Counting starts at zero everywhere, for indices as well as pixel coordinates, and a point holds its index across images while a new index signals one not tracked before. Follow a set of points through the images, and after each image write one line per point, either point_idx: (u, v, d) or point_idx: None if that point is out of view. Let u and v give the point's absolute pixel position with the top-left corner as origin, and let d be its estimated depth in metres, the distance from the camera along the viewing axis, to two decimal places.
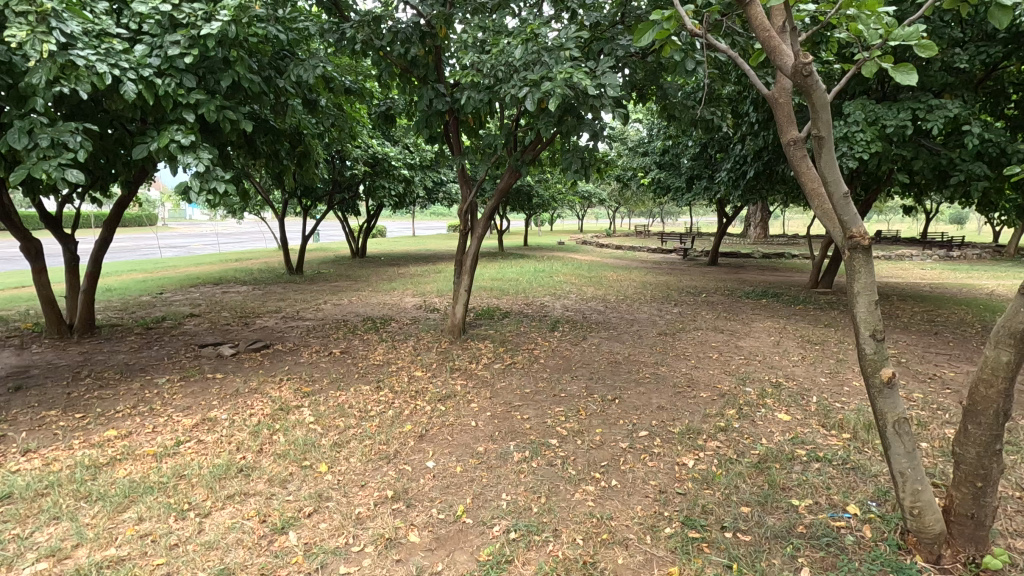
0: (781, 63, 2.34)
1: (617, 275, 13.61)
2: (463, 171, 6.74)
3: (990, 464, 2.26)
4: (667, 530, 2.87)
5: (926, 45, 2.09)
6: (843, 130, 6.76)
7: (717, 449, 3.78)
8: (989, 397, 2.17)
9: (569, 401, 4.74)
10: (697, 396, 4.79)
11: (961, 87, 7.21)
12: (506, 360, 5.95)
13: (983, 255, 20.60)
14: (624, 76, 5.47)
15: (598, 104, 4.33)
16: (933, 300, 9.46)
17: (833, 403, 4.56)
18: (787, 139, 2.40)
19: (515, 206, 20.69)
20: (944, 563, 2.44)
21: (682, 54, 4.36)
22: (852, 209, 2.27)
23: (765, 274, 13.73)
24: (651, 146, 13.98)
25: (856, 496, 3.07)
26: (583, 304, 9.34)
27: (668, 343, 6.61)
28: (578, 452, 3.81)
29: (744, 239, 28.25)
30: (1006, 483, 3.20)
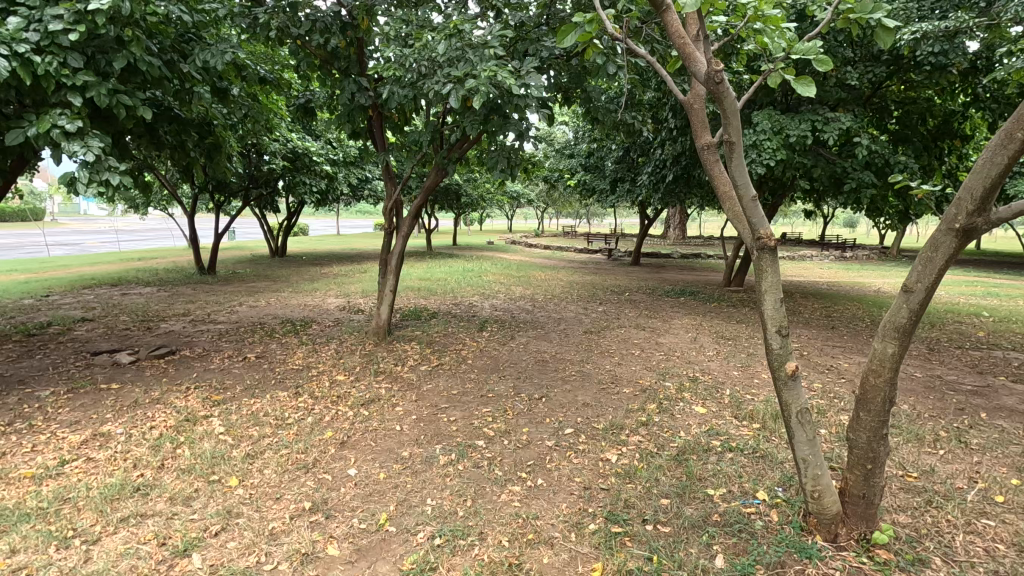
0: (695, 70, 2.42)
1: (545, 274, 13.78)
2: (388, 168, 6.54)
3: (878, 447, 2.46)
4: (591, 526, 2.90)
5: (823, 60, 2.23)
6: (753, 138, 7.21)
7: (639, 443, 3.90)
8: (878, 385, 2.36)
9: (496, 401, 4.72)
10: (620, 392, 4.91)
11: (853, 102, 7.88)
12: (434, 361, 5.85)
13: (871, 255, 22.83)
14: (548, 77, 5.54)
15: (523, 103, 4.33)
16: (830, 298, 10.30)
17: (745, 395, 4.84)
18: (702, 144, 2.50)
19: (444, 205, 20.45)
20: (841, 541, 2.62)
21: (604, 58, 4.45)
22: (760, 212, 2.39)
23: (684, 275, 14.45)
24: (578, 149, 14.23)
25: (765, 483, 3.26)
26: (511, 304, 9.39)
27: (594, 341, 6.75)
28: (505, 452, 3.80)
29: (663, 239, 29.73)
30: (891, 463, 3.52)
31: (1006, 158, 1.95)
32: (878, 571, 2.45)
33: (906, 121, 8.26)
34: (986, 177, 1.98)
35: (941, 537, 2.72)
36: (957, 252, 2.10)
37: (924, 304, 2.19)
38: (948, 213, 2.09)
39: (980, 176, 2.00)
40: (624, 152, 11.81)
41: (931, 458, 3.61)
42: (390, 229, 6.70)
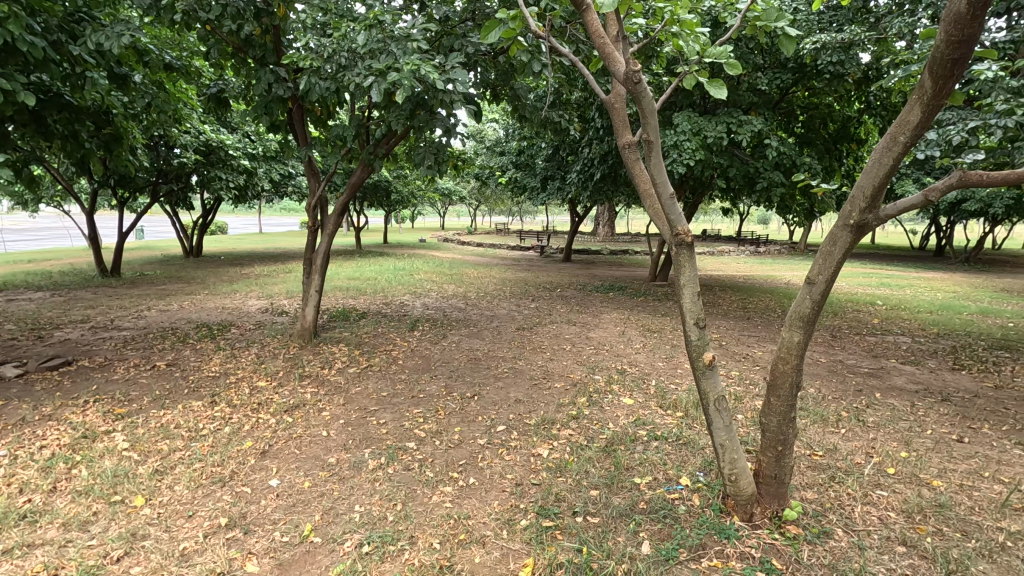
0: (615, 70, 2.47)
1: (478, 272, 13.75)
2: (311, 163, 6.26)
3: (787, 430, 2.63)
4: (523, 521, 2.92)
5: (733, 64, 2.34)
6: (674, 138, 7.52)
7: (570, 436, 3.96)
8: (785, 371, 2.52)
9: (427, 401, 4.65)
10: (551, 387, 4.97)
11: (763, 106, 8.39)
12: (363, 363, 5.68)
13: (782, 250, 24.51)
14: (475, 73, 5.50)
15: (448, 98, 4.27)
16: (746, 290, 10.95)
17: (669, 385, 5.06)
18: (623, 143, 2.56)
19: (373, 202, 19.92)
20: (756, 520, 2.77)
21: (528, 56, 4.46)
22: (677, 209, 2.48)
23: (613, 271, 14.84)
24: (508, 147, 14.28)
25: (687, 469, 3.40)
26: (443, 302, 9.30)
27: (526, 337, 6.81)
28: (436, 453, 3.74)
29: (593, 236, 30.39)
30: (799, 443, 3.78)
31: (891, 159, 2.10)
32: (788, 545, 2.61)
33: (809, 125, 8.90)
34: (875, 177, 2.14)
35: (842, 509, 2.94)
36: (852, 246, 2.28)
37: (825, 294, 2.35)
38: (844, 210, 2.25)
39: (870, 176, 2.15)
40: (553, 150, 11.97)
41: (833, 437, 3.91)
42: (314, 227, 6.43)
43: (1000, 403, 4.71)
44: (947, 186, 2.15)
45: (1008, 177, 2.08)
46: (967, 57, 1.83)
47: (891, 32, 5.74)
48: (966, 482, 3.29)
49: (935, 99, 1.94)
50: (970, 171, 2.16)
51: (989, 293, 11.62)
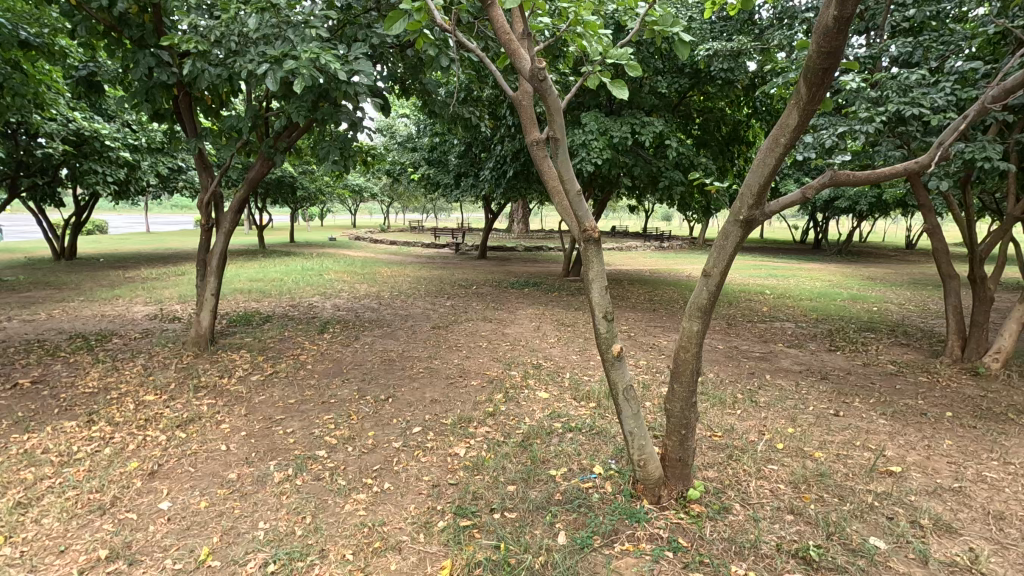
0: (521, 66, 2.47)
1: (392, 271, 13.41)
2: (202, 156, 5.77)
3: (690, 414, 2.78)
4: (441, 523, 2.87)
5: (634, 65, 2.41)
6: (582, 137, 7.75)
7: (487, 434, 3.96)
8: (687, 359, 2.66)
9: (339, 406, 4.46)
10: (468, 385, 4.94)
11: (663, 108, 8.85)
12: (267, 369, 5.34)
13: (684, 245, 26.11)
14: (382, 67, 5.31)
15: (352, 90, 4.10)
16: (652, 283, 11.53)
17: (582, 376, 5.21)
18: (531, 139, 2.57)
19: (276, 199, 18.79)
20: (663, 502, 2.91)
21: (436, 50, 4.37)
22: (584, 205, 2.54)
23: (530, 271, 14.05)
24: (420, 143, 13.99)
25: (600, 457, 3.51)
26: (355, 302, 8.98)
27: (442, 336, 6.73)
28: (349, 459, 3.60)
29: (508, 237, 29.12)
30: (701, 426, 4.02)
31: (774, 159, 2.27)
32: (692, 523, 2.77)
33: (705, 127, 9.51)
34: (760, 176, 2.31)
35: (739, 485, 3.16)
36: (742, 240, 2.44)
37: (720, 285, 2.51)
38: (734, 207, 2.41)
39: (756, 175, 2.31)
40: (466, 147, 11.91)
41: (731, 418, 4.21)
42: (208, 224, 5.95)
43: (867, 378, 5.31)
44: (821, 185, 2.36)
45: (869, 177, 2.32)
46: (834, 66, 2.01)
47: (773, 44, 6.25)
48: (842, 451, 3.67)
49: (810, 104, 2.11)
50: (840, 172, 2.38)
51: (857, 281, 13.07)
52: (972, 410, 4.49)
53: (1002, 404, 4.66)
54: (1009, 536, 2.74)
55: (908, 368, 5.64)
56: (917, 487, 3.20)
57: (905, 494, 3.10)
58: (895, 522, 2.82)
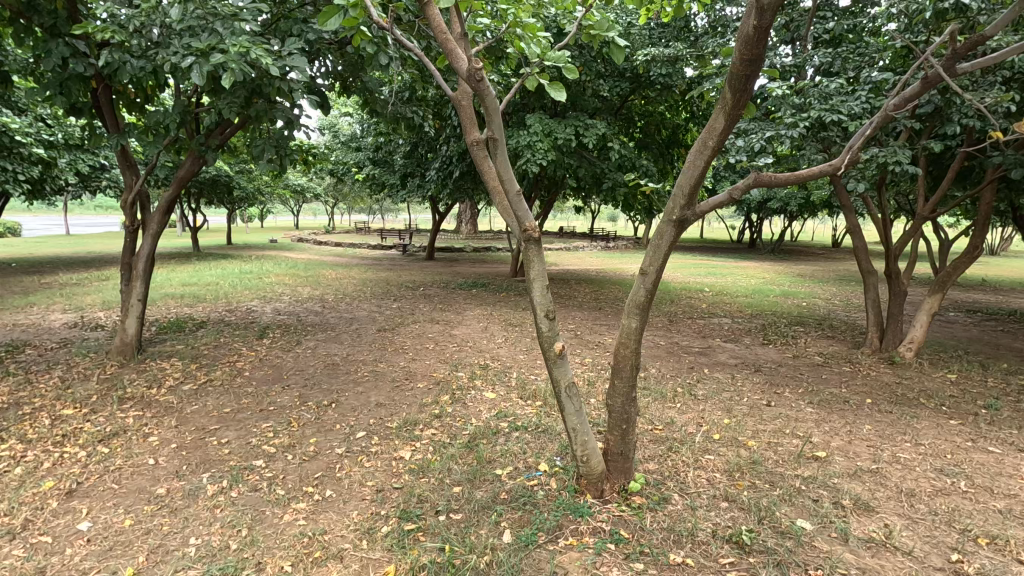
0: (458, 66, 2.47)
1: (336, 273, 13.07)
2: (125, 153, 5.43)
3: (630, 409, 2.86)
4: (384, 528, 2.82)
5: (571, 68, 2.44)
6: (527, 138, 7.81)
7: (433, 436, 3.92)
8: (626, 355, 2.74)
9: (278, 414, 4.30)
10: (414, 388, 4.88)
11: (606, 111, 9.05)
12: (200, 378, 5.08)
13: (628, 245, 26.79)
14: (319, 63, 5.16)
15: (287, 87, 3.98)
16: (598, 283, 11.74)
17: (529, 376, 5.26)
18: (470, 140, 2.57)
19: (211, 198, 17.92)
20: (606, 495, 2.98)
21: (374, 47, 4.29)
22: (524, 205, 2.56)
23: (477, 271, 14.23)
24: (364, 142, 13.69)
25: (545, 455, 3.54)
26: (297, 306, 8.69)
27: (387, 339, 6.62)
28: (288, 468, 3.48)
29: (457, 236, 29.45)
30: (643, 420, 4.13)
31: (703, 161, 2.37)
32: (634, 515, 2.85)
33: (646, 130, 9.80)
34: (691, 177, 2.40)
35: (678, 476, 3.27)
36: (675, 239, 2.53)
37: (656, 283, 2.60)
38: (667, 207, 2.49)
39: (687, 176, 2.40)
40: (411, 147, 11.76)
41: (671, 411, 4.35)
42: (133, 225, 5.61)
43: (797, 370, 5.62)
44: (746, 186, 2.47)
45: (789, 179, 2.45)
46: (755, 73, 2.11)
47: (707, 51, 6.52)
48: (773, 439, 3.86)
49: (735, 109, 2.21)
50: (764, 173, 2.50)
51: (788, 277, 13.80)
52: (889, 396, 4.84)
53: (914, 390, 5.04)
54: (919, 510, 2.97)
55: (833, 359, 6.01)
56: (839, 470, 3.41)
57: (829, 477, 3.30)
58: (820, 504, 2.99)
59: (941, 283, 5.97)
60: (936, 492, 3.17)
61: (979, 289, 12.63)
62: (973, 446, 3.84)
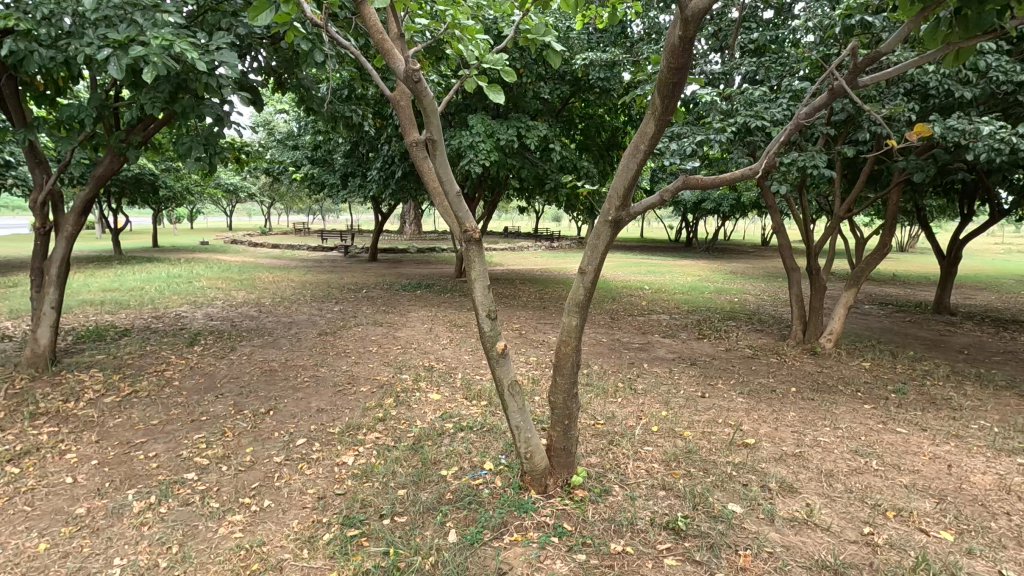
0: (395, 66, 2.45)
1: (273, 275, 12.62)
2: (34, 148, 5.04)
3: (571, 405, 2.93)
4: (326, 536, 2.76)
5: (509, 71, 2.46)
6: (469, 139, 7.82)
7: (376, 440, 3.87)
8: (567, 353, 2.80)
9: (211, 424, 4.11)
10: (357, 392, 4.79)
11: (548, 113, 9.19)
12: (124, 389, 4.78)
13: (572, 245, 27.29)
14: (250, 59, 4.97)
15: (216, 83, 3.81)
16: (542, 282, 11.89)
17: (474, 376, 5.27)
18: (410, 141, 2.56)
19: (134, 198, 16.83)
20: (549, 490, 3.04)
21: (309, 43, 4.17)
22: (463, 206, 2.57)
23: (420, 271, 14.36)
24: (301, 140, 13.25)
25: (491, 454, 3.57)
26: (231, 310, 8.32)
27: (329, 342, 6.46)
28: (223, 480, 3.33)
29: (400, 236, 29.34)
30: (585, 415, 4.24)
31: (636, 163, 2.46)
32: (576, 507, 2.92)
33: (587, 132, 10.03)
34: (624, 180, 2.49)
35: (618, 468, 3.39)
36: (612, 239, 2.62)
37: (594, 282, 2.68)
38: (604, 209, 2.58)
39: (621, 179, 2.49)
40: (351, 146, 11.50)
41: (612, 406, 4.48)
42: (44, 227, 5.20)
43: (729, 362, 5.92)
44: (676, 189, 2.59)
45: (715, 181, 2.58)
46: (682, 80, 2.22)
47: (642, 57, 6.75)
48: (707, 429, 4.06)
49: (664, 114, 2.32)
50: (692, 176, 2.62)
51: (722, 275, 14.46)
52: (811, 384, 5.18)
53: (833, 378, 5.42)
54: (837, 489, 3.20)
55: (761, 351, 6.37)
56: (766, 455, 3.63)
57: (757, 462, 3.50)
58: (749, 487, 3.17)
59: (856, 277, 6.45)
60: (852, 471, 3.43)
61: (889, 283, 13.70)
62: (883, 427, 4.18)
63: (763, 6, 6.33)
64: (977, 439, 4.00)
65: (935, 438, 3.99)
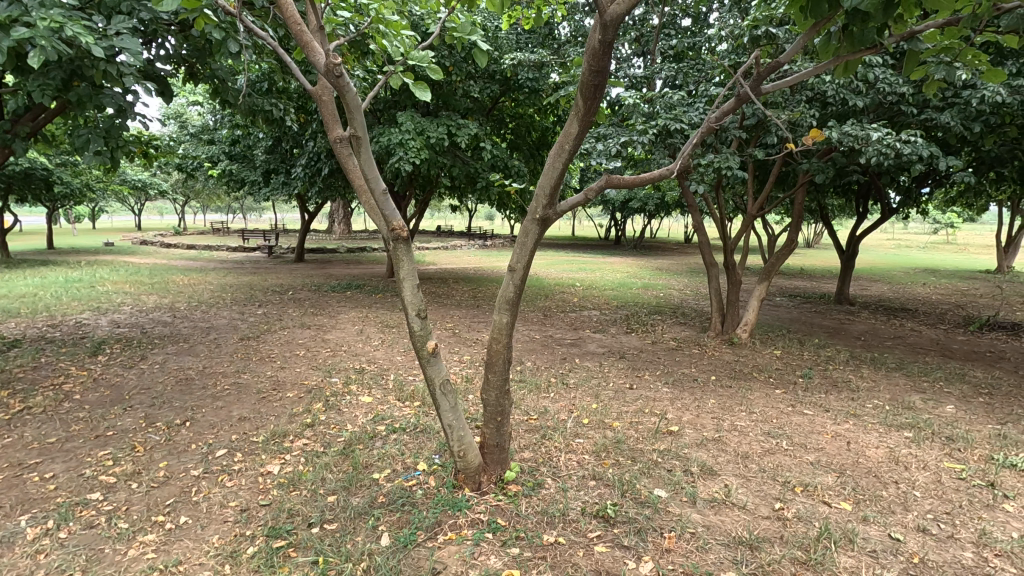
0: (315, 60, 2.37)
1: (189, 278, 11.86)
2: None
3: (503, 401, 2.96)
4: (250, 549, 2.64)
5: (435, 69, 2.43)
6: (399, 136, 7.70)
7: (304, 446, 3.73)
8: (498, 350, 2.83)
9: (118, 440, 3.81)
10: (282, 398, 4.60)
11: (478, 111, 9.19)
12: (15, 405, 4.34)
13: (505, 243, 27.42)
14: (156, 46, 4.63)
15: (116, 71, 3.52)
16: (475, 281, 11.91)
17: (407, 377, 5.20)
18: (333, 137, 2.49)
19: (23, 195, 15.24)
20: (483, 487, 3.05)
21: (222, 32, 3.93)
22: (390, 205, 2.53)
23: (350, 271, 14.02)
24: (218, 134, 12.52)
25: (424, 454, 3.54)
26: (141, 316, 7.74)
27: (252, 347, 6.15)
28: (133, 498, 3.10)
29: (328, 236, 28.27)
30: (519, 411, 4.29)
31: (561, 163, 2.51)
32: (509, 502, 2.96)
33: (517, 131, 10.13)
34: (550, 179, 2.54)
35: (551, 461, 3.45)
36: (540, 237, 2.67)
37: (523, 279, 2.72)
38: (531, 207, 2.62)
39: (547, 178, 2.54)
40: (273, 141, 10.99)
41: (545, 401, 4.56)
42: None
43: (655, 354, 6.18)
44: (600, 188, 2.67)
45: (636, 180, 2.69)
46: (603, 83, 2.29)
47: (569, 58, 6.89)
48: (634, 419, 4.23)
49: (587, 115, 2.38)
50: (615, 176, 2.71)
51: (648, 271, 15.04)
52: (729, 372, 5.51)
53: (749, 365, 5.79)
54: (751, 469, 3.43)
55: (685, 343, 6.70)
56: (689, 442, 3.82)
57: (680, 449, 3.68)
58: (673, 473, 3.33)
59: (767, 272, 6.91)
60: (765, 452, 3.68)
61: (798, 277, 14.78)
62: (792, 410, 4.52)
63: (681, 14, 6.63)
64: (871, 416, 4.41)
65: (836, 417, 4.36)
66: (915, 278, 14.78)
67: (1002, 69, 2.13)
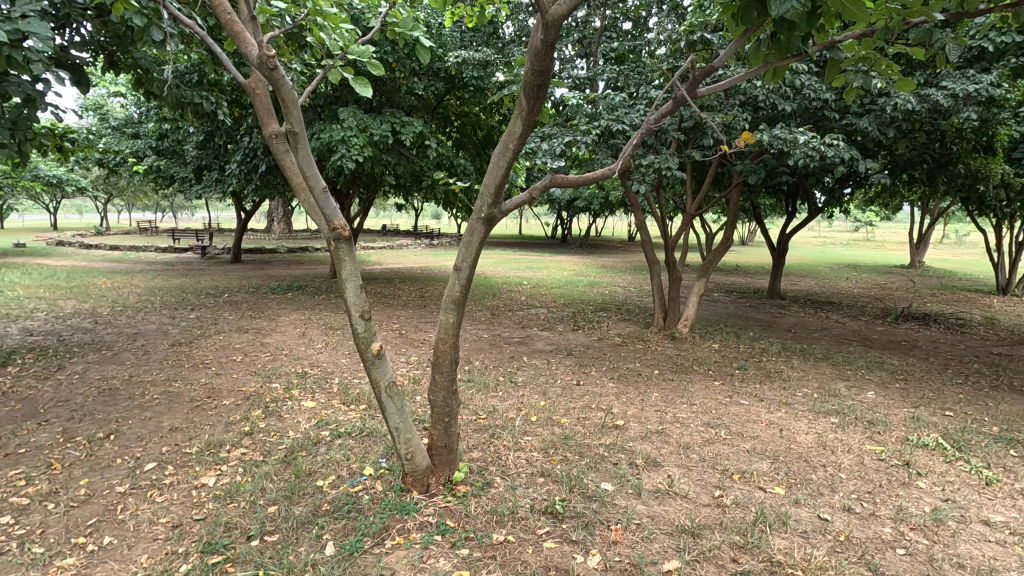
0: (248, 52, 2.26)
1: (113, 281, 11.10)
2: None
3: (451, 401, 2.93)
4: (183, 567, 2.50)
5: (376, 64, 2.37)
6: (341, 133, 7.50)
7: (243, 456, 3.57)
8: (445, 350, 2.80)
9: (32, 458, 3.52)
10: (218, 406, 4.38)
11: (423, 109, 9.07)
12: None
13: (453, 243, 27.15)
14: (70, 32, 4.30)
15: (23, 58, 3.22)
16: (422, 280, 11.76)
17: (352, 380, 5.07)
18: (269, 132, 2.40)
19: None
20: (432, 490, 3.02)
21: (144, 19, 3.65)
22: (331, 203, 2.45)
23: (290, 271, 13.66)
24: (143, 128, 11.77)
25: (370, 458, 3.46)
26: (58, 323, 7.17)
27: (183, 353, 5.82)
28: (50, 520, 2.88)
29: (267, 236, 27.02)
30: (467, 411, 4.27)
31: (506, 161, 2.51)
32: (458, 503, 2.94)
33: (462, 130, 10.08)
34: (495, 178, 2.53)
35: (499, 460, 3.45)
36: (485, 236, 2.66)
37: (470, 278, 2.70)
38: (476, 206, 2.60)
39: (492, 177, 2.53)
40: (205, 137, 10.45)
41: (493, 400, 4.56)
42: None
43: (601, 351, 6.29)
44: (544, 187, 2.68)
45: (580, 180, 2.72)
46: (546, 83, 2.31)
47: (513, 57, 6.92)
48: (582, 415, 4.29)
49: (531, 115, 2.39)
50: (559, 175, 2.73)
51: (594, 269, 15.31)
52: (672, 366, 5.69)
53: (689, 359, 6.00)
54: (693, 459, 3.55)
55: (629, 338, 6.86)
56: (634, 435, 3.92)
57: (626, 442, 3.77)
58: (619, 466, 3.41)
59: (705, 268, 7.18)
60: (705, 442, 3.83)
61: (734, 273, 15.45)
62: (730, 401, 4.72)
63: (621, 17, 6.78)
64: (801, 404, 4.68)
65: (770, 406, 4.59)
66: (839, 274, 15.72)
67: (910, 78, 2.29)
